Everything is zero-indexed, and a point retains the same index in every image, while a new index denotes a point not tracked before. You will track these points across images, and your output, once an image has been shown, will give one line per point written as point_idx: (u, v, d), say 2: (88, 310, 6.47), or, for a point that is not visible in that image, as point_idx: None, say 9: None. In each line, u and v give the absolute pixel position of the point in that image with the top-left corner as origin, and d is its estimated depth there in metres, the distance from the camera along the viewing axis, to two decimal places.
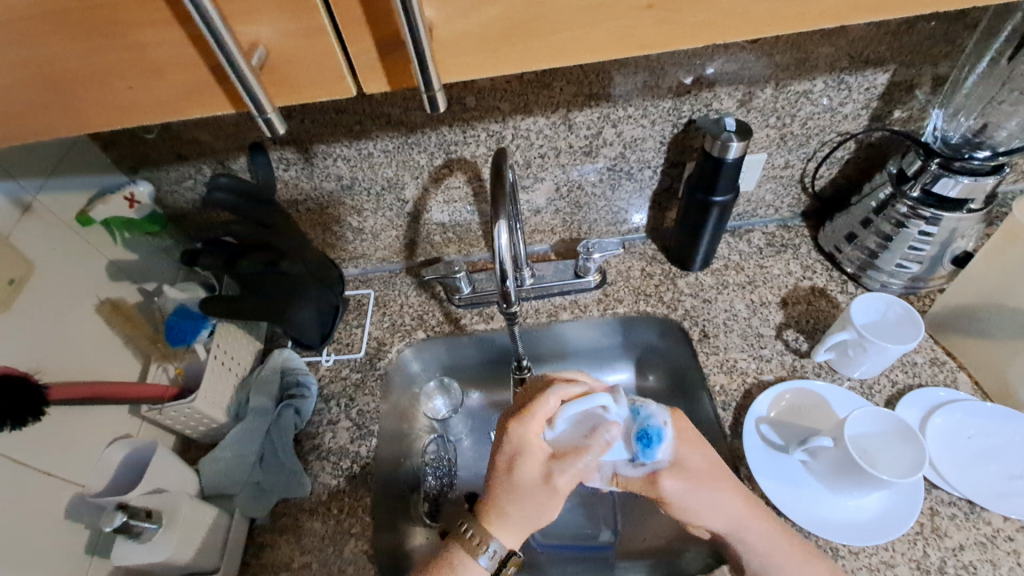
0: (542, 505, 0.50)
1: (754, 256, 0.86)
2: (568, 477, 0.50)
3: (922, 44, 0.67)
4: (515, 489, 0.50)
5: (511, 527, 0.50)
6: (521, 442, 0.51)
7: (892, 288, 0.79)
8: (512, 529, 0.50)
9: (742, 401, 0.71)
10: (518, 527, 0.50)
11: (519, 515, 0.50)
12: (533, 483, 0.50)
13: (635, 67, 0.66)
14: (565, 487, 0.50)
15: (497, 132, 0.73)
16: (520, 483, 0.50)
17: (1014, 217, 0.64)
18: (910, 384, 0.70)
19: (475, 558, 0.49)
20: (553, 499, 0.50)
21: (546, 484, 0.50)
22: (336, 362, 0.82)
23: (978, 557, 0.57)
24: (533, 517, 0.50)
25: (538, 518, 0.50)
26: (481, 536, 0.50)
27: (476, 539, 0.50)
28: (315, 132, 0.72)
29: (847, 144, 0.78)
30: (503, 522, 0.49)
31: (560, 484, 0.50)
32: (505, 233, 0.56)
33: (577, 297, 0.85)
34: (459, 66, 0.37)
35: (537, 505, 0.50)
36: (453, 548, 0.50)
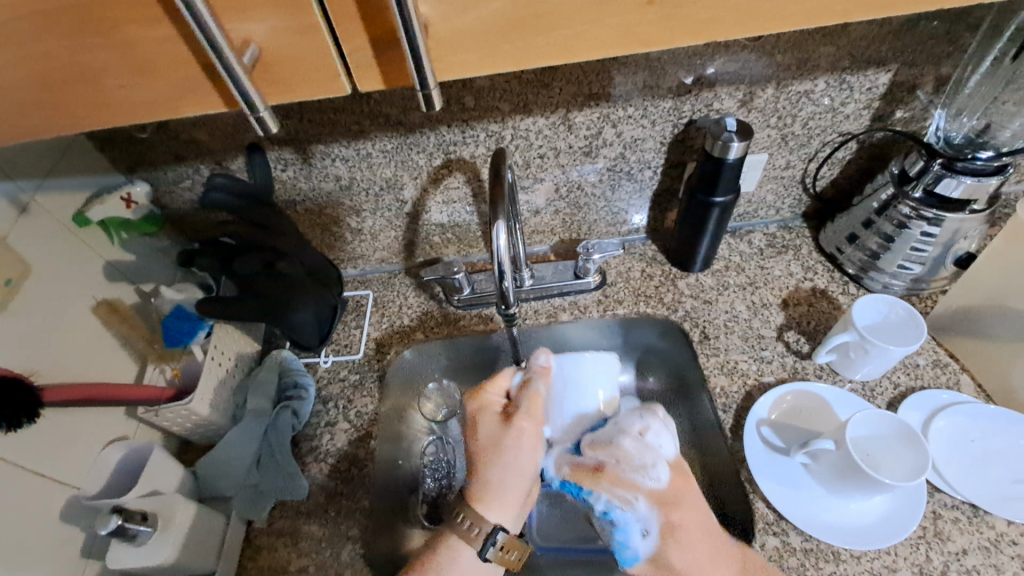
0: (517, 451, 0.61)
1: (755, 257, 0.85)
2: (528, 419, 0.63)
3: (924, 44, 0.66)
4: (487, 449, 0.61)
5: (494, 492, 0.58)
6: (481, 411, 0.64)
7: (894, 289, 0.78)
8: (497, 494, 0.57)
9: (742, 403, 0.70)
10: (504, 486, 0.58)
11: (501, 472, 0.59)
12: (501, 439, 0.61)
13: (635, 66, 0.66)
14: (527, 426, 0.63)
15: (496, 132, 0.72)
16: (486, 451, 0.60)
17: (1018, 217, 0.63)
18: (912, 386, 0.70)
19: (472, 546, 0.54)
20: (524, 442, 0.62)
21: (509, 431, 0.62)
22: (334, 363, 0.82)
23: (981, 562, 0.56)
24: (515, 469, 0.60)
25: (519, 467, 0.60)
26: (475, 522, 0.55)
27: (475, 530, 0.54)
28: (313, 131, 0.71)
29: (848, 144, 0.77)
30: (486, 487, 0.58)
31: (523, 425, 0.63)
32: (504, 234, 0.56)
33: (576, 298, 0.85)
34: (454, 65, 0.36)
35: (514, 455, 0.60)
36: (450, 540, 0.54)
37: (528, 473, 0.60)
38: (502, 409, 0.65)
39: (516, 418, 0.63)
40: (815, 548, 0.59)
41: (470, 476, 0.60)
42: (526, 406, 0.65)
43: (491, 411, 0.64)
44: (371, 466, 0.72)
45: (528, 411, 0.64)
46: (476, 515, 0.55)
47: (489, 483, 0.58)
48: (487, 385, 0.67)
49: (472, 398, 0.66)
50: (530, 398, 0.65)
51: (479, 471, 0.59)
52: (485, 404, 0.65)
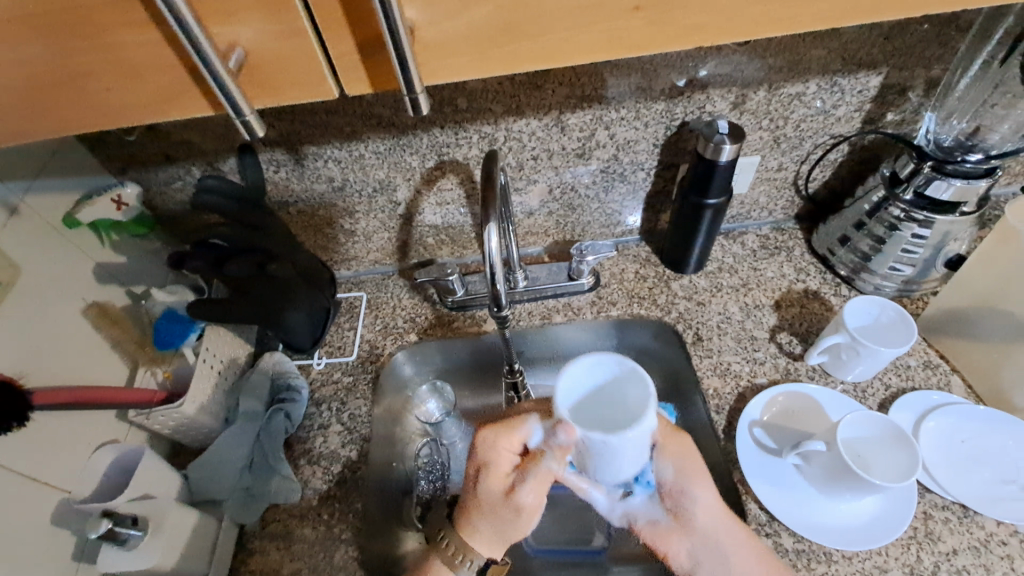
0: (509, 521, 0.51)
1: (748, 259, 0.85)
2: (531, 496, 0.50)
3: (915, 47, 0.67)
4: (482, 504, 0.51)
5: (483, 539, 0.51)
6: (488, 463, 0.51)
7: (886, 290, 0.78)
8: (485, 539, 0.51)
9: (735, 404, 0.71)
10: (491, 542, 0.52)
11: (489, 530, 0.51)
12: (495, 501, 0.51)
13: (628, 68, 0.66)
14: (526, 506, 0.50)
15: (489, 134, 0.72)
16: (482, 507, 0.51)
17: (1007, 220, 0.64)
18: (903, 387, 0.70)
19: (454, 572, 0.51)
20: (518, 516, 0.50)
21: (506, 503, 0.50)
22: (328, 365, 0.82)
23: (971, 562, 0.57)
24: (503, 533, 0.51)
25: (509, 534, 0.51)
26: (458, 547, 0.51)
27: (459, 559, 0.51)
28: (306, 133, 0.71)
29: (840, 146, 0.78)
30: (474, 533, 0.51)
31: (522, 502, 0.50)
32: (496, 237, 0.56)
33: (570, 300, 0.85)
34: (442, 69, 0.36)
35: (505, 520, 0.51)
36: (433, 561, 0.52)
37: (515, 538, 0.52)
38: (513, 467, 0.51)
39: (517, 490, 0.50)
40: (807, 549, 0.59)
41: (460, 507, 0.53)
42: (535, 489, 0.50)
43: (499, 465, 0.51)
44: (364, 469, 0.72)
45: (536, 487, 0.50)
46: (462, 547, 0.51)
47: (476, 528, 0.51)
48: (500, 432, 0.52)
49: (488, 434, 0.52)
50: (542, 479, 0.50)
51: (467, 519, 0.52)
52: (495, 454, 0.51)
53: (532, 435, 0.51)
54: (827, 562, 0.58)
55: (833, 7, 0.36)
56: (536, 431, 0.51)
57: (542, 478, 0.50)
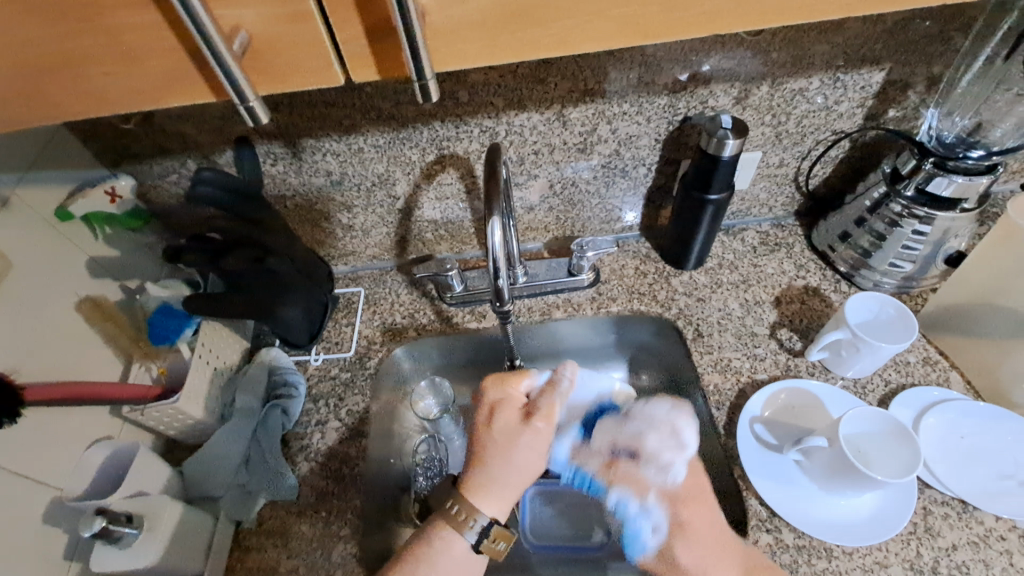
0: (520, 450, 0.54)
1: (748, 255, 0.85)
2: (513, 395, 0.59)
3: (918, 43, 0.66)
4: (488, 441, 0.55)
5: (496, 485, 0.53)
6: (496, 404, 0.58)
7: (885, 287, 0.79)
8: (493, 483, 0.53)
9: (735, 400, 0.70)
10: (502, 476, 0.53)
11: (499, 466, 0.53)
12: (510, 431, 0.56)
13: (631, 61, 0.65)
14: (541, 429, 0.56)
15: (490, 128, 0.71)
16: (493, 451, 0.54)
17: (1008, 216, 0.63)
18: (903, 383, 0.70)
19: (464, 533, 0.51)
20: (535, 439, 0.55)
21: (524, 427, 0.56)
22: (325, 361, 0.81)
23: (971, 557, 0.57)
24: (513, 454, 0.54)
25: (521, 465, 0.54)
26: (464, 508, 0.51)
27: (463, 515, 0.51)
28: (304, 126, 0.70)
29: (841, 143, 0.77)
30: (481, 480, 0.53)
31: (537, 424, 0.56)
32: (499, 230, 0.55)
33: (570, 295, 0.84)
34: (452, 55, 0.35)
35: (512, 442, 0.54)
36: (442, 531, 0.51)
37: (526, 460, 0.54)
38: (522, 405, 0.58)
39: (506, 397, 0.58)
40: (808, 544, 0.59)
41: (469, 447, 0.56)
42: (548, 408, 0.58)
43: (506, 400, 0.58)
44: (363, 465, 0.71)
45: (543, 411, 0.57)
46: (468, 506, 0.51)
47: (483, 470, 0.53)
48: (510, 377, 0.60)
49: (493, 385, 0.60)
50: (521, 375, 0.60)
51: (482, 460, 0.54)
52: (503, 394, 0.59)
53: (536, 379, 0.61)
54: (826, 557, 0.58)
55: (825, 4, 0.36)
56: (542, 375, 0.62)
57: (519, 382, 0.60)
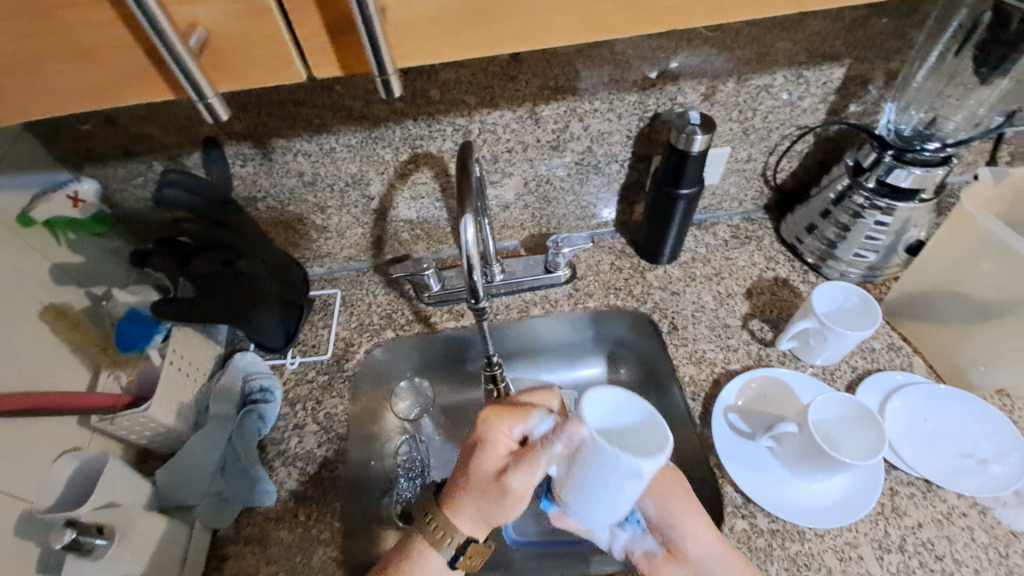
0: (494, 505, 0.47)
1: (720, 249, 0.87)
2: (502, 442, 0.49)
3: (875, 40, 0.69)
4: (468, 483, 0.48)
5: (468, 523, 0.49)
6: (482, 441, 0.49)
7: (851, 277, 0.81)
8: (465, 521, 0.49)
9: (710, 391, 0.72)
10: (472, 518, 0.49)
11: (471, 510, 0.48)
12: (488, 479, 0.48)
13: (601, 59, 0.66)
14: (515, 495, 0.47)
15: (463, 126, 0.71)
16: (470, 494, 0.48)
17: (962, 207, 0.65)
18: (869, 369, 0.72)
19: (438, 551, 0.50)
20: (503, 502, 0.47)
21: (499, 483, 0.47)
22: (301, 364, 0.80)
23: (935, 534, 0.59)
24: (486, 507, 0.48)
25: (486, 516, 0.48)
26: (441, 525, 0.49)
27: (442, 535, 0.49)
28: (273, 125, 0.69)
29: (806, 138, 0.80)
30: (455, 512, 0.49)
31: (510, 488, 0.47)
32: (472, 227, 0.55)
33: (547, 292, 0.85)
34: (416, 50, 0.36)
35: (489, 495, 0.47)
36: (417, 542, 0.50)
37: (496, 515, 0.48)
38: (510, 450, 0.49)
39: (496, 440, 0.49)
40: (782, 528, 0.60)
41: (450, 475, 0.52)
42: (529, 473, 0.46)
43: (494, 442, 0.49)
44: (342, 468, 0.70)
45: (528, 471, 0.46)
46: (444, 524, 0.49)
47: (458, 509, 0.49)
48: (508, 414, 0.50)
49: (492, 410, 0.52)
50: (519, 414, 0.50)
51: (456, 498, 0.49)
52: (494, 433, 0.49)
53: (535, 425, 0.50)
54: (800, 540, 0.59)
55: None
56: (546, 421, 0.50)
57: (514, 422, 0.50)
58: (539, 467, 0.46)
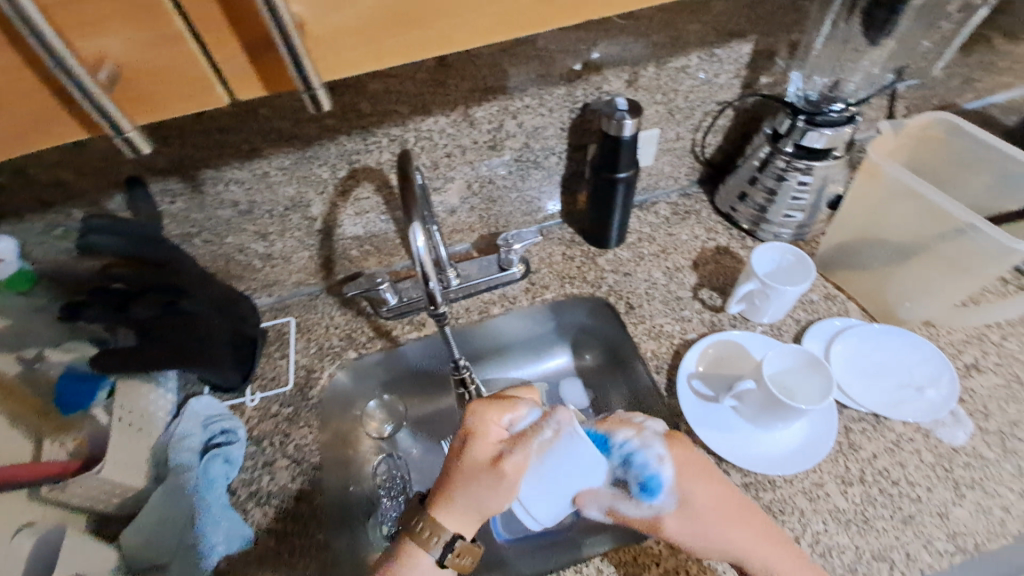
0: (488, 491, 0.47)
1: (663, 226, 0.91)
2: (495, 431, 0.51)
3: (774, 15, 0.73)
4: (461, 470, 0.48)
5: (460, 512, 0.47)
6: (473, 431, 0.50)
7: (784, 237, 0.87)
8: (458, 510, 0.47)
9: (672, 362, 0.75)
10: (464, 507, 0.47)
11: (465, 497, 0.47)
12: (481, 466, 0.48)
13: (525, 55, 0.67)
14: (509, 478, 0.48)
15: (399, 136, 0.71)
16: (463, 480, 0.48)
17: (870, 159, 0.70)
18: (812, 320, 0.77)
19: (425, 552, 0.47)
20: (499, 487, 0.48)
21: (493, 468, 0.48)
22: (263, 400, 0.77)
23: (889, 462, 0.64)
24: (480, 493, 0.47)
25: (480, 507, 0.47)
26: (428, 526, 0.47)
27: (426, 533, 0.47)
28: (200, 156, 0.66)
29: (726, 112, 0.84)
30: (447, 504, 0.47)
31: (505, 471, 0.48)
32: (421, 234, 0.55)
33: (505, 290, 0.86)
34: (339, 62, 0.35)
35: (483, 480, 0.47)
36: (406, 547, 0.47)
37: (490, 503, 0.48)
38: (502, 438, 0.50)
39: (489, 429, 0.51)
40: (754, 481, 0.63)
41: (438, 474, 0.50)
42: (523, 456, 0.49)
43: (488, 432, 0.50)
44: (321, 497, 0.69)
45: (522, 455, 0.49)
46: (430, 523, 0.47)
47: (451, 497, 0.48)
48: (496, 406, 0.53)
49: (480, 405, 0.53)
50: (509, 405, 0.53)
51: (449, 486, 0.48)
52: (485, 423, 0.51)
53: (523, 415, 0.52)
54: (772, 489, 0.62)
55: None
56: (534, 412, 0.53)
57: (503, 412, 0.52)
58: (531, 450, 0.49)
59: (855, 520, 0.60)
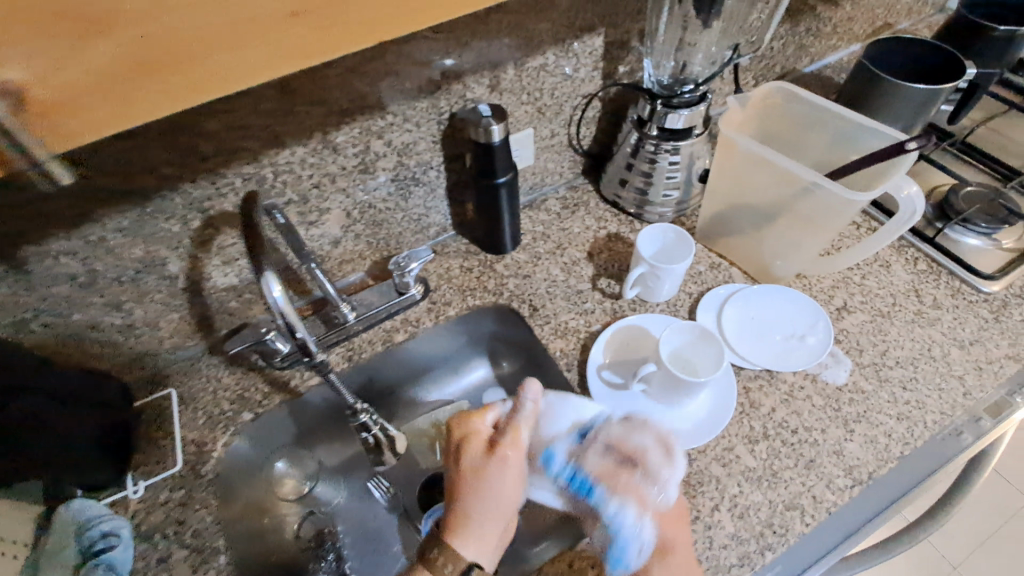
0: (497, 487, 0.55)
1: (555, 221, 0.91)
2: (484, 431, 0.59)
3: (619, 6, 0.75)
4: (468, 482, 0.55)
5: (476, 524, 0.53)
6: (466, 441, 0.58)
7: (667, 215, 0.90)
8: (473, 525, 0.53)
9: (581, 357, 0.75)
10: (478, 518, 0.53)
11: (477, 508, 0.54)
12: (482, 468, 0.56)
13: (375, 72, 0.63)
14: (510, 463, 0.56)
15: (254, 174, 0.64)
16: (472, 491, 0.54)
17: (724, 132, 0.72)
18: (702, 291, 0.81)
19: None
20: (506, 479, 0.56)
21: (495, 462, 0.56)
22: (149, 489, 0.69)
23: (786, 413, 0.68)
24: (491, 497, 0.54)
25: (495, 503, 0.54)
26: (444, 553, 0.51)
27: (444, 563, 0.50)
28: (11, 234, 0.57)
29: (593, 103, 0.86)
30: (463, 523, 0.53)
31: (506, 460, 0.56)
32: (277, 283, 0.48)
33: (406, 314, 0.83)
34: (74, 130, 0.26)
35: (491, 481, 0.55)
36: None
37: (501, 505, 0.54)
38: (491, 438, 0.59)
39: (479, 432, 0.58)
40: None
41: (448, 496, 0.56)
42: (514, 441, 0.57)
43: (479, 437, 0.58)
44: None
45: (513, 441, 0.58)
46: (451, 551, 0.51)
47: (466, 513, 0.53)
48: (476, 412, 0.60)
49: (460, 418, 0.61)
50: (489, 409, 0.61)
51: (461, 501, 0.54)
52: (474, 431, 0.59)
53: (500, 412, 0.61)
54: (687, 463, 0.64)
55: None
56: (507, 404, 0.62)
57: (485, 417, 0.60)
58: (523, 437, 0.58)
59: (764, 476, 0.63)
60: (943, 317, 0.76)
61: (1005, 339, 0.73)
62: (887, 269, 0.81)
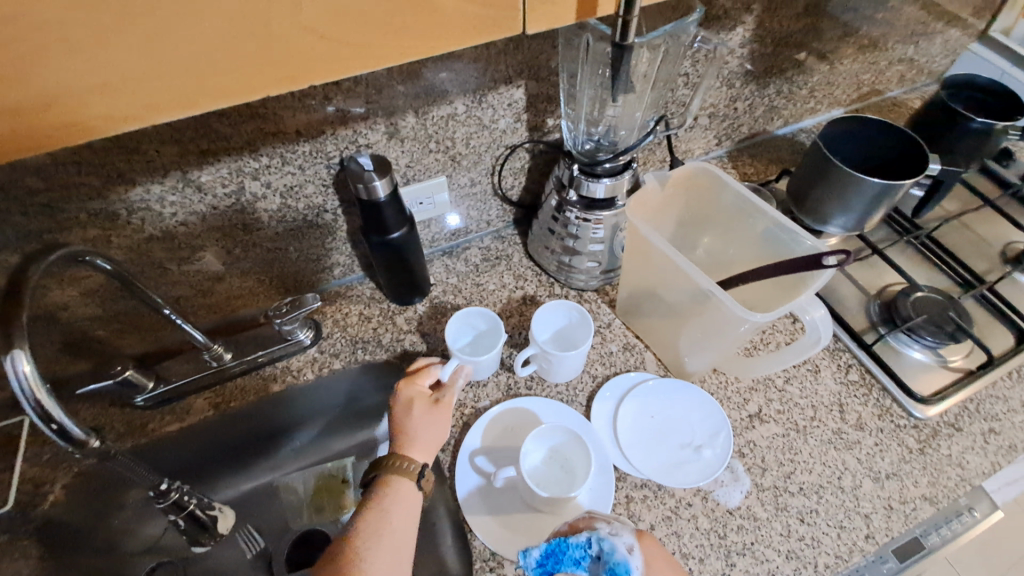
0: (439, 424, 0.62)
1: (471, 275, 0.85)
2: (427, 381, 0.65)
3: (539, 59, 0.67)
4: (416, 416, 0.62)
5: (423, 448, 0.60)
6: (413, 388, 0.64)
7: (592, 283, 0.83)
8: (420, 446, 0.60)
9: (458, 437, 0.69)
10: (425, 442, 0.61)
11: (424, 434, 0.61)
12: (427, 408, 0.63)
13: (237, 114, 0.57)
14: (450, 409, 0.64)
15: (103, 210, 0.59)
16: (419, 422, 0.61)
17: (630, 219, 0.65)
18: (607, 375, 0.74)
19: (407, 480, 0.57)
20: (445, 419, 0.63)
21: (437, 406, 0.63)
22: None
23: (665, 533, 0.62)
24: (433, 430, 0.62)
25: (435, 436, 0.62)
26: (404, 463, 0.58)
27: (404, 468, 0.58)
28: None
29: (518, 154, 0.79)
30: (413, 445, 0.60)
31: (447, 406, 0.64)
32: (27, 358, 0.40)
33: (289, 361, 0.77)
34: None
35: (435, 418, 0.62)
36: (389, 480, 0.56)
37: (440, 437, 0.62)
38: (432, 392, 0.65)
39: (420, 381, 0.65)
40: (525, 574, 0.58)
41: (393, 431, 0.62)
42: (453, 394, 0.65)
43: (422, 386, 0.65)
44: None
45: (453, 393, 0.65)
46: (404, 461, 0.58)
47: (413, 438, 0.60)
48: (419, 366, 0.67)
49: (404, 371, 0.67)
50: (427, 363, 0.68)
51: (408, 431, 0.61)
52: (417, 382, 0.65)
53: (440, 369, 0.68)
54: None
55: (66, 110, 0.27)
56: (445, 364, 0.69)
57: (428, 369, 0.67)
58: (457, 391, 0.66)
59: None
60: (864, 440, 0.68)
61: (926, 476, 0.65)
62: (815, 374, 0.74)
